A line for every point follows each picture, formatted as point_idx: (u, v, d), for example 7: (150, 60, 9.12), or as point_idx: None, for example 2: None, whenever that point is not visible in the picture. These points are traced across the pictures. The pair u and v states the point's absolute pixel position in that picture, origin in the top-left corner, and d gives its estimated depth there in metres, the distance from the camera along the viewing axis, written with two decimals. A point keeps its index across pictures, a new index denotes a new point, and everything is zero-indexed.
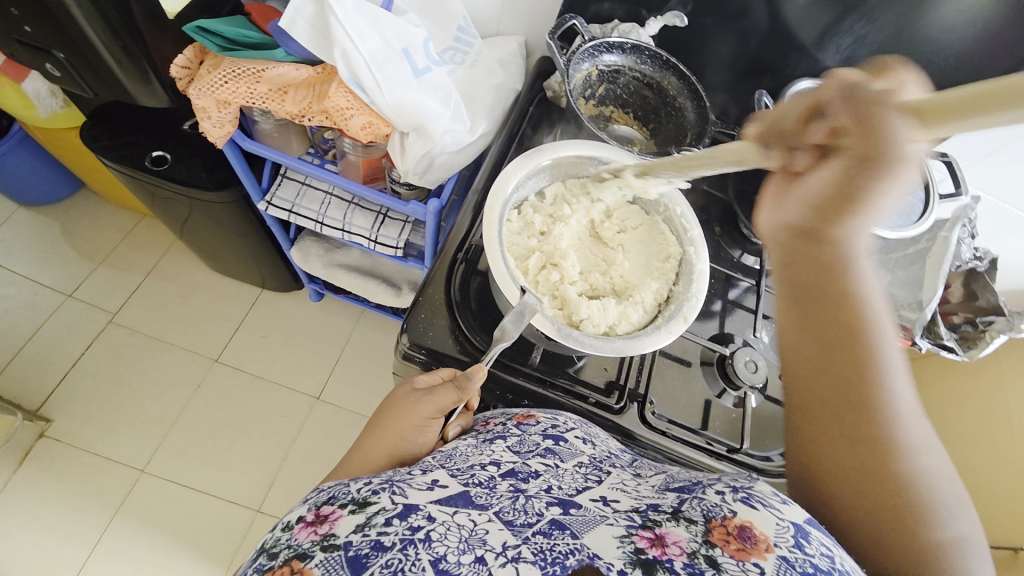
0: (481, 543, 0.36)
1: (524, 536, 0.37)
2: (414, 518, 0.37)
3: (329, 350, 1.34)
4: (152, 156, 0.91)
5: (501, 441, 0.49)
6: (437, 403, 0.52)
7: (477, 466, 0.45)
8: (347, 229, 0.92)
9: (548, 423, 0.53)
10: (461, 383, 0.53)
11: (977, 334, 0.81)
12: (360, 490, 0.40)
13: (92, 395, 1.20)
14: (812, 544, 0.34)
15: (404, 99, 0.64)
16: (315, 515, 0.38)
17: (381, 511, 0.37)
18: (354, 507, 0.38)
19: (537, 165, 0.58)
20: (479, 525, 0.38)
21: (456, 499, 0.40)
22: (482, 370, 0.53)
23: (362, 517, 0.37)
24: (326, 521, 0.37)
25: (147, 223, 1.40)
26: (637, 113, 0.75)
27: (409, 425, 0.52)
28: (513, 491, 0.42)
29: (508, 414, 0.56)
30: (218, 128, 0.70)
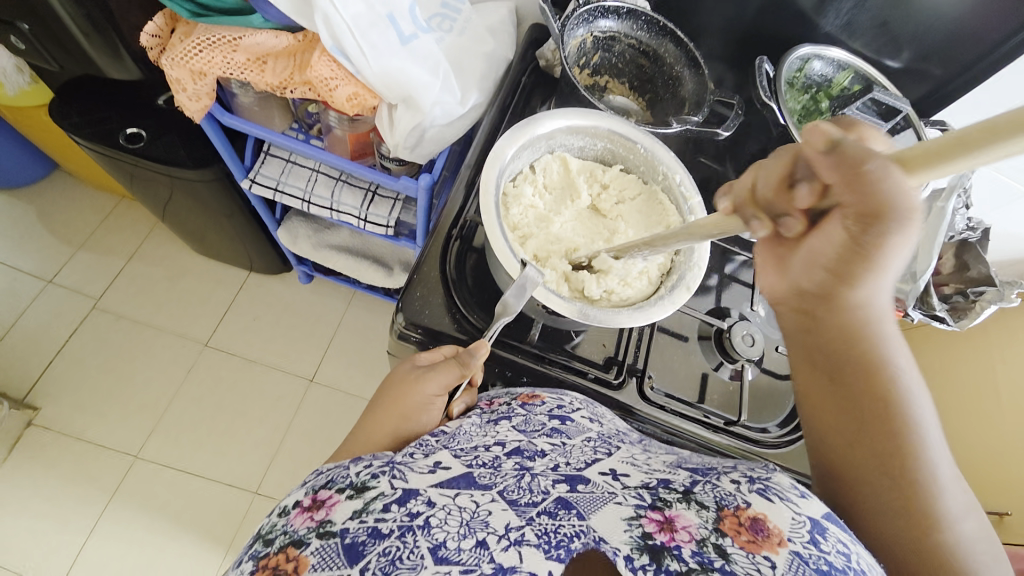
0: (483, 526, 0.35)
1: (528, 517, 0.36)
2: (414, 504, 0.36)
3: (321, 332, 1.32)
4: (126, 133, 0.86)
5: (506, 421, 0.48)
6: (441, 380, 0.51)
7: (481, 447, 0.45)
8: (336, 208, 0.89)
9: (553, 403, 0.52)
10: (464, 359, 0.52)
11: (969, 304, 0.82)
12: (360, 473, 0.39)
13: (80, 382, 1.18)
14: (829, 541, 0.34)
15: (391, 68, 0.61)
16: (312, 499, 0.38)
17: (378, 496, 0.37)
18: (352, 492, 0.38)
19: (529, 138, 0.56)
20: (481, 506, 0.37)
21: (459, 480, 0.40)
22: (485, 345, 0.52)
23: (360, 503, 0.36)
24: (323, 507, 0.37)
25: (126, 206, 1.35)
26: (632, 83, 0.73)
27: (412, 404, 0.52)
28: (519, 469, 0.42)
29: (513, 394, 0.56)
30: (195, 101, 0.67)
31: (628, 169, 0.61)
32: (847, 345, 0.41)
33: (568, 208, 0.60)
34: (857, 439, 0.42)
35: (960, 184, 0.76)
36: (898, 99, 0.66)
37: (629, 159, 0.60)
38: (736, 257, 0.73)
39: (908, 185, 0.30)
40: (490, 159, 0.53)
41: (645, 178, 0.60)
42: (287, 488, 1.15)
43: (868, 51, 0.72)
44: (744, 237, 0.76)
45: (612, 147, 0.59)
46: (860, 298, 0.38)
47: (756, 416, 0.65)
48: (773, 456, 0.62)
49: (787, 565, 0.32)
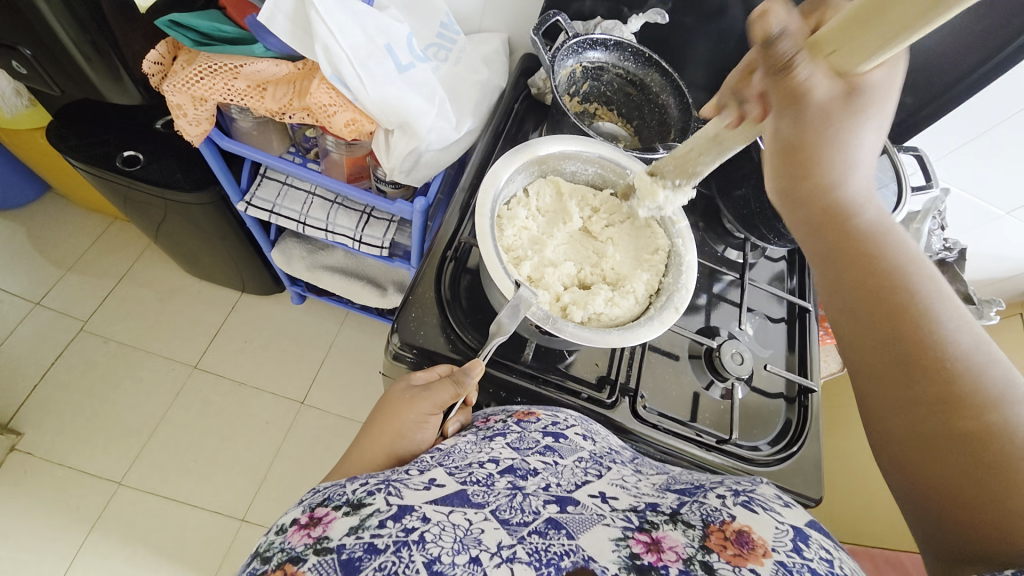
0: (476, 544, 0.35)
1: (520, 536, 0.37)
2: (408, 519, 0.36)
3: (313, 354, 1.32)
4: (123, 156, 0.87)
5: (501, 439, 0.48)
6: (436, 399, 0.51)
7: (475, 463, 0.44)
8: (331, 230, 0.90)
9: (548, 420, 0.52)
10: (458, 377, 0.52)
11: None
12: (356, 491, 0.39)
13: (63, 407, 1.15)
14: (811, 549, 0.34)
15: (388, 96, 0.63)
16: (309, 516, 0.37)
17: (375, 512, 0.36)
18: (348, 509, 0.37)
19: (523, 163, 0.58)
20: (474, 524, 0.37)
21: (453, 498, 0.39)
22: (479, 365, 0.52)
23: (356, 519, 0.36)
24: (320, 524, 0.36)
25: (119, 227, 1.35)
26: (620, 110, 0.76)
27: (407, 422, 0.52)
28: (511, 489, 0.42)
29: (509, 411, 0.56)
30: (194, 126, 0.68)
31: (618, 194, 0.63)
32: (852, 248, 0.40)
33: (560, 230, 0.61)
34: (881, 364, 0.39)
35: (936, 206, 0.79)
36: None
37: (619, 184, 0.62)
38: (723, 277, 0.76)
39: (821, 71, 0.35)
40: (486, 178, 0.55)
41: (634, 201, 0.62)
42: (275, 515, 1.12)
43: None
44: (731, 257, 0.78)
45: (603, 172, 0.62)
46: (831, 179, 0.39)
47: (747, 435, 0.66)
48: (766, 474, 0.63)
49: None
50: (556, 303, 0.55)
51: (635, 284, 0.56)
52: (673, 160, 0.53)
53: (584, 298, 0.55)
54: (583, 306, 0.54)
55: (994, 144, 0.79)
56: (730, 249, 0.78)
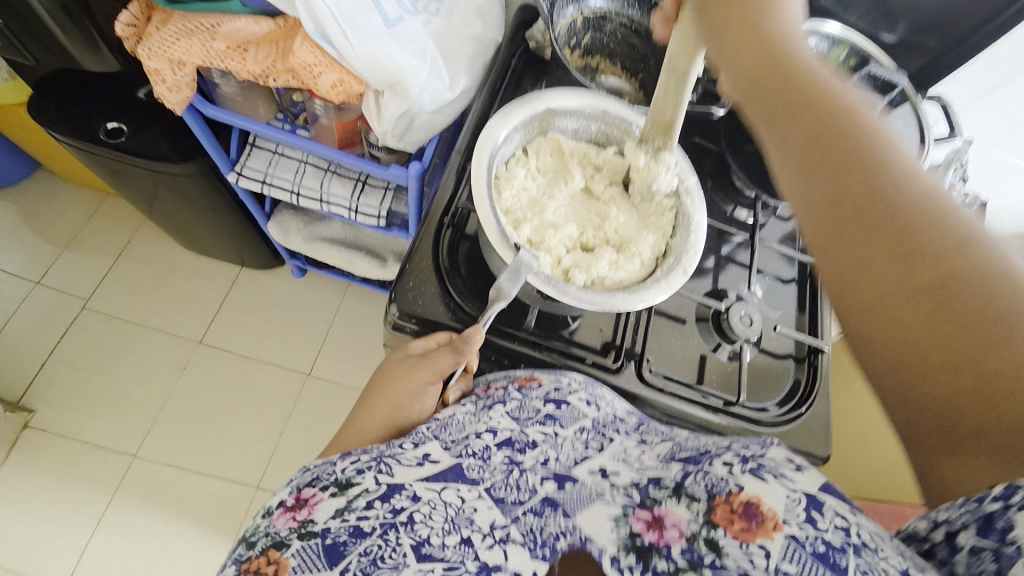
0: (468, 524, 0.37)
1: (513, 515, 0.38)
2: (397, 499, 0.37)
3: (317, 326, 1.32)
4: (107, 127, 0.84)
5: (500, 407, 0.48)
6: (436, 367, 0.51)
7: (472, 435, 0.44)
8: (326, 199, 0.88)
9: (550, 386, 0.51)
10: (458, 346, 0.52)
11: None
12: (345, 469, 0.40)
13: (73, 384, 1.16)
14: (826, 517, 0.31)
15: (377, 53, 0.59)
16: (295, 499, 0.39)
17: (362, 494, 0.38)
18: (336, 490, 0.39)
19: (522, 119, 0.56)
20: (467, 503, 0.39)
21: (448, 473, 0.41)
22: (479, 333, 0.51)
23: (343, 501, 0.37)
24: (306, 506, 0.38)
25: (112, 203, 1.33)
26: (624, 63, 0.71)
27: (405, 393, 0.52)
28: (509, 464, 0.42)
29: (510, 376, 0.55)
30: (175, 92, 0.64)
31: (623, 152, 0.60)
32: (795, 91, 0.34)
33: (561, 191, 0.58)
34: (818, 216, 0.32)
35: (959, 157, 0.74)
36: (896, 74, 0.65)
37: (624, 141, 0.59)
38: (732, 238, 0.73)
39: None
40: (484, 133, 0.53)
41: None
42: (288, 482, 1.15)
43: (863, 25, 0.72)
44: (741, 217, 0.75)
45: (607, 129, 0.59)
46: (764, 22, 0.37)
47: (754, 396, 0.65)
48: (774, 434, 0.63)
49: (780, 553, 0.31)
50: (558, 268, 0.54)
51: (640, 245, 0.54)
52: (650, 126, 0.54)
53: (585, 261, 0.53)
54: (585, 271, 0.53)
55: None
56: (740, 209, 0.75)
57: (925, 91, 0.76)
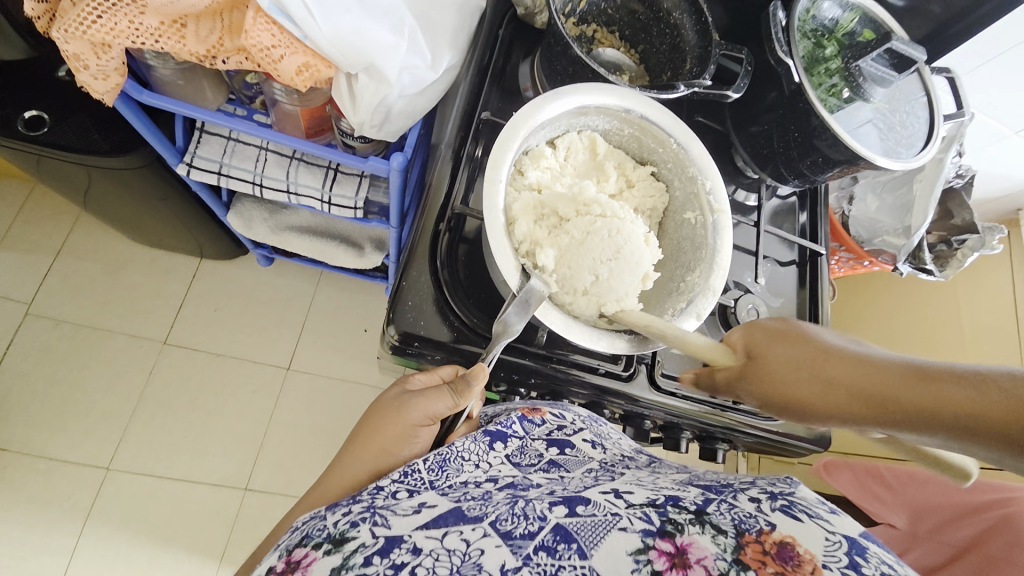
0: (475, 571, 0.32)
1: (524, 555, 0.34)
2: (397, 553, 0.32)
3: (292, 317, 1.24)
4: (24, 118, 0.71)
5: (499, 446, 0.46)
6: (426, 408, 0.47)
7: (472, 483, 0.41)
8: (294, 191, 0.79)
9: (553, 422, 0.50)
10: (460, 387, 0.47)
11: (951, 253, 0.84)
12: (338, 523, 0.35)
13: (27, 397, 1.06)
14: (870, 563, 0.31)
15: (345, 31, 0.50)
16: (287, 562, 0.33)
17: (359, 549, 0.32)
18: (330, 547, 0.33)
19: (555, 110, 0.49)
20: (473, 546, 0.34)
21: (447, 517, 0.36)
22: (483, 372, 0.46)
23: (339, 558, 0.32)
24: (299, 568, 0.32)
25: (42, 192, 1.17)
26: (623, 33, 0.65)
27: (393, 435, 0.47)
28: (512, 497, 0.40)
29: (511, 408, 0.54)
30: (102, 80, 0.53)
31: (658, 172, 0.56)
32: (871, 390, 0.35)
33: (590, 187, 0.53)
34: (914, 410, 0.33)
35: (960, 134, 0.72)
36: (918, 49, 0.58)
37: (658, 151, 0.54)
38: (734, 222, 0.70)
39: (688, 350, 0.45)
40: (523, 114, 0.47)
41: (672, 177, 0.55)
42: (278, 481, 1.11)
43: None
44: (741, 199, 0.72)
45: (638, 134, 0.53)
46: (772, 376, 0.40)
47: None
48: (776, 426, 0.62)
49: None
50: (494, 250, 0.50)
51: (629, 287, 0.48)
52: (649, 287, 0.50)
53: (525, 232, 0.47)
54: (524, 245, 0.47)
55: None
56: (740, 190, 0.72)
57: (931, 59, 0.72)
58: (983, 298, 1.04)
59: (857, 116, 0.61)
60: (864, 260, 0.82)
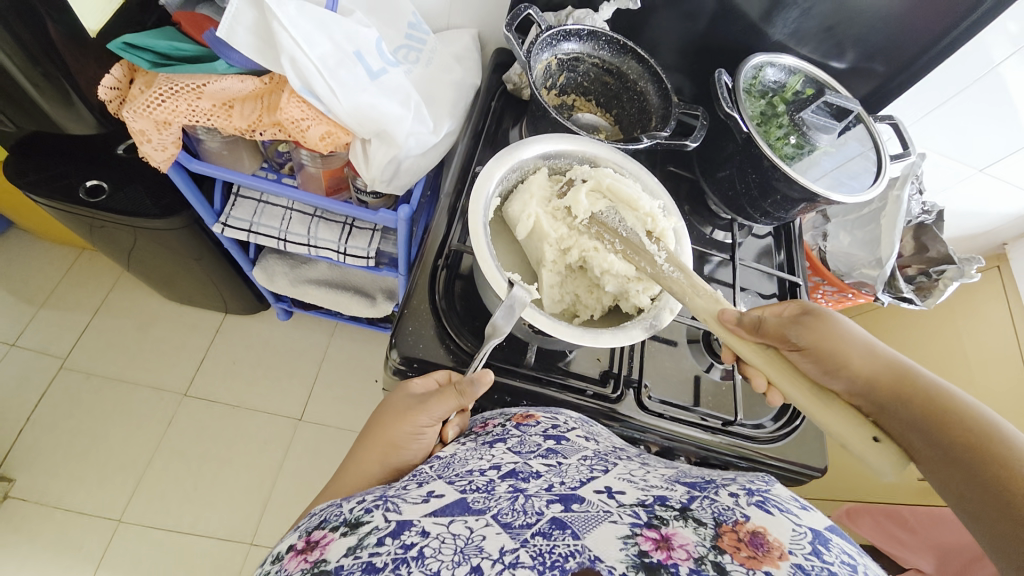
0: (478, 552, 0.33)
1: (523, 539, 0.35)
2: (407, 535, 0.34)
3: (306, 368, 1.30)
4: (86, 186, 0.83)
5: (500, 444, 0.47)
6: (436, 411, 0.50)
7: (476, 471, 0.43)
8: (313, 244, 0.88)
9: (548, 423, 0.51)
10: (463, 391, 0.50)
11: (932, 283, 0.88)
12: (353, 509, 0.37)
13: (52, 448, 1.11)
14: (832, 552, 0.33)
15: (362, 104, 0.61)
16: (305, 541, 0.35)
17: (373, 530, 0.34)
18: (346, 529, 0.35)
19: (520, 160, 0.57)
20: (476, 532, 0.35)
21: (453, 507, 0.38)
22: (487, 376, 0.50)
23: (354, 539, 0.34)
24: (317, 547, 0.34)
25: (89, 256, 1.30)
26: (598, 100, 0.75)
27: (403, 433, 0.51)
28: (512, 492, 0.40)
29: (507, 414, 0.55)
30: (161, 151, 0.64)
31: None
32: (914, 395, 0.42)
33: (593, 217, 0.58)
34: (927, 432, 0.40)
35: (914, 171, 0.79)
36: (849, 100, 0.69)
37: None
38: (713, 258, 0.76)
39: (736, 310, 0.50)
40: (507, 150, 0.56)
41: None
42: (283, 533, 1.11)
43: (816, 55, 0.76)
44: (718, 238, 0.78)
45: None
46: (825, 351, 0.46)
47: (750, 414, 0.66)
48: (771, 450, 0.63)
49: None
50: (539, 194, 0.57)
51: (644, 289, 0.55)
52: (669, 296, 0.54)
53: (621, 196, 0.57)
54: (613, 206, 0.57)
55: (969, 103, 0.80)
56: (717, 231, 0.79)
57: (878, 110, 0.82)
58: (979, 332, 1.06)
59: (824, 168, 0.69)
60: (848, 292, 0.85)
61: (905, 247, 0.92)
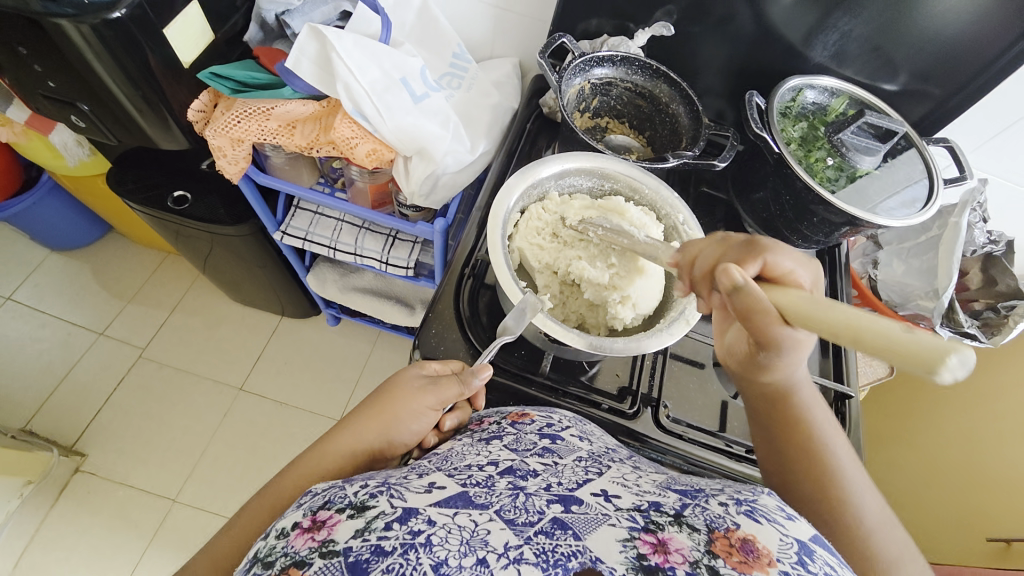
0: (483, 545, 0.33)
1: (526, 536, 0.35)
2: (414, 522, 0.34)
3: (349, 372, 1.37)
4: (173, 196, 0.95)
5: (498, 441, 0.49)
6: (441, 395, 0.53)
7: (474, 467, 0.44)
8: (359, 253, 0.95)
9: (543, 422, 0.53)
10: (466, 378, 0.54)
11: (1001, 320, 0.80)
12: (358, 493, 0.37)
13: (124, 429, 1.24)
14: (816, 563, 0.31)
15: (405, 125, 0.67)
16: (312, 519, 0.36)
17: (380, 515, 0.35)
18: (353, 512, 0.35)
19: (534, 178, 0.59)
20: (480, 525, 0.35)
21: (455, 499, 0.38)
22: (487, 369, 0.54)
23: (362, 521, 0.34)
24: (324, 527, 0.35)
25: (172, 260, 1.46)
26: (632, 122, 0.77)
27: (407, 412, 0.53)
28: (512, 488, 0.41)
29: (502, 411, 0.57)
30: (234, 165, 0.74)
31: None
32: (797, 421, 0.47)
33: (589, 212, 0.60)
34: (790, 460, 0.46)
35: (974, 197, 0.75)
36: (896, 121, 0.67)
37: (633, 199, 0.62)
38: None
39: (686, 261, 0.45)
40: (528, 167, 0.59)
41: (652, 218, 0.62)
42: None
43: (862, 77, 0.74)
44: None
45: (618, 188, 0.62)
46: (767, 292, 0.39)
47: None
48: None
49: None
50: (532, 221, 0.59)
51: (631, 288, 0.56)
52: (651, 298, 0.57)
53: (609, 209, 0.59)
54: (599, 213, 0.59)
55: None
56: None
57: (931, 135, 0.78)
58: None
59: (873, 196, 0.65)
60: (903, 324, 0.80)
61: (971, 280, 0.85)
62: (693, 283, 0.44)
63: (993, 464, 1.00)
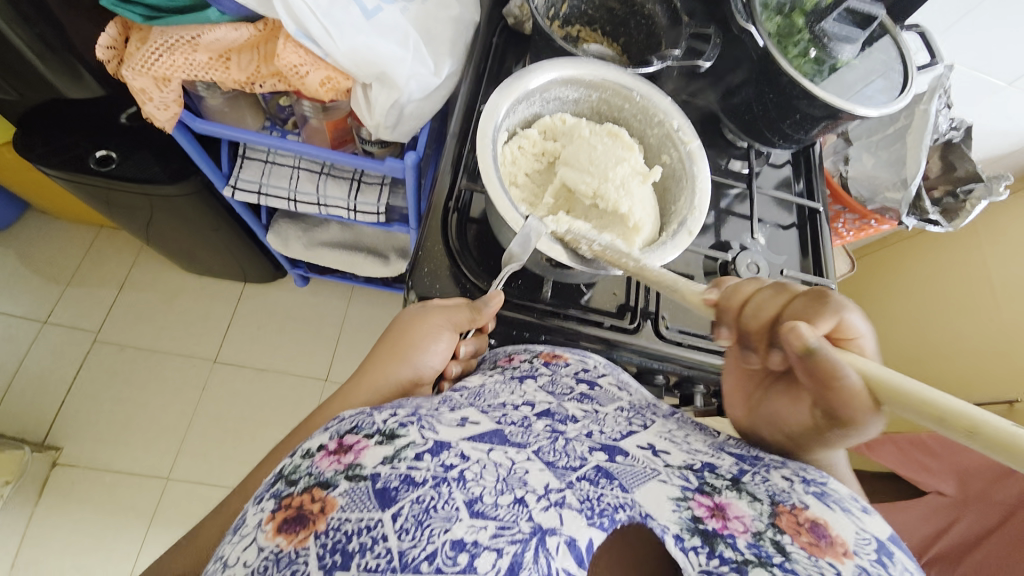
0: (521, 484, 0.34)
1: (568, 480, 0.35)
2: (446, 455, 0.33)
3: (328, 331, 1.33)
4: (96, 156, 0.83)
5: (531, 381, 0.48)
6: (452, 318, 0.53)
7: (511, 406, 0.43)
8: (323, 202, 0.88)
9: (578, 365, 0.52)
10: (477, 305, 0.54)
11: (959, 205, 0.85)
12: (387, 420, 0.35)
13: (96, 416, 1.17)
14: (897, 566, 0.30)
15: (360, 46, 0.59)
16: (338, 442, 0.34)
17: (410, 445, 0.33)
18: (382, 438, 0.34)
19: (520, 91, 0.54)
20: (518, 465, 0.35)
21: (490, 436, 0.38)
22: (498, 294, 0.53)
23: (390, 449, 0.33)
24: (351, 451, 0.33)
25: (108, 234, 1.32)
26: (605, 28, 0.72)
27: (420, 342, 0.53)
28: (551, 431, 0.40)
29: (532, 350, 0.55)
30: (164, 110, 0.64)
31: (627, 127, 0.61)
32: None
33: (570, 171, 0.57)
34: None
35: (942, 84, 0.74)
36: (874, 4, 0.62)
37: (625, 108, 0.59)
38: (730, 190, 0.74)
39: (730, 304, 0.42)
40: (513, 79, 0.54)
41: (642, 128, 0.59)
42: None
43: None
44: (735, 169, 0.76)
45: (607, 97, 0.59)
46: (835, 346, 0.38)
47: None
48: None
49: None
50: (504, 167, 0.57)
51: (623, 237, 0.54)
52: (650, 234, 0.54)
53: (577, 163, 0.57)
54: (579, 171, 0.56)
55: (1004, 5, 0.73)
56: (734, 161, 0.76)
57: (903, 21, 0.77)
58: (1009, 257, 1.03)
59: (851, 85, 0.65)
60: (870, 219, 0.82)
61: (931, 169, 0.88)
62: (744, 331, 0.41)
63: (940, 340, 1.10)
